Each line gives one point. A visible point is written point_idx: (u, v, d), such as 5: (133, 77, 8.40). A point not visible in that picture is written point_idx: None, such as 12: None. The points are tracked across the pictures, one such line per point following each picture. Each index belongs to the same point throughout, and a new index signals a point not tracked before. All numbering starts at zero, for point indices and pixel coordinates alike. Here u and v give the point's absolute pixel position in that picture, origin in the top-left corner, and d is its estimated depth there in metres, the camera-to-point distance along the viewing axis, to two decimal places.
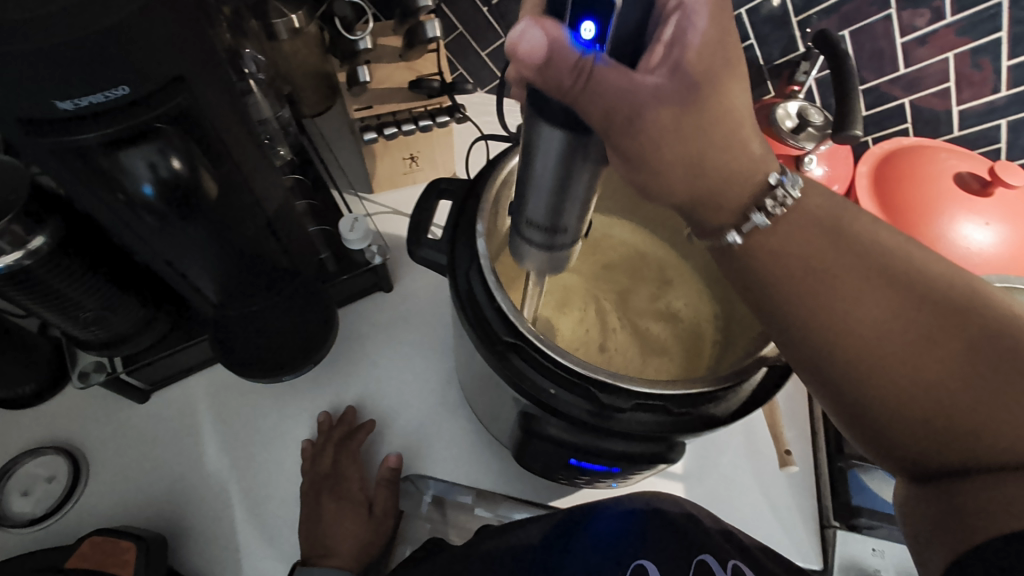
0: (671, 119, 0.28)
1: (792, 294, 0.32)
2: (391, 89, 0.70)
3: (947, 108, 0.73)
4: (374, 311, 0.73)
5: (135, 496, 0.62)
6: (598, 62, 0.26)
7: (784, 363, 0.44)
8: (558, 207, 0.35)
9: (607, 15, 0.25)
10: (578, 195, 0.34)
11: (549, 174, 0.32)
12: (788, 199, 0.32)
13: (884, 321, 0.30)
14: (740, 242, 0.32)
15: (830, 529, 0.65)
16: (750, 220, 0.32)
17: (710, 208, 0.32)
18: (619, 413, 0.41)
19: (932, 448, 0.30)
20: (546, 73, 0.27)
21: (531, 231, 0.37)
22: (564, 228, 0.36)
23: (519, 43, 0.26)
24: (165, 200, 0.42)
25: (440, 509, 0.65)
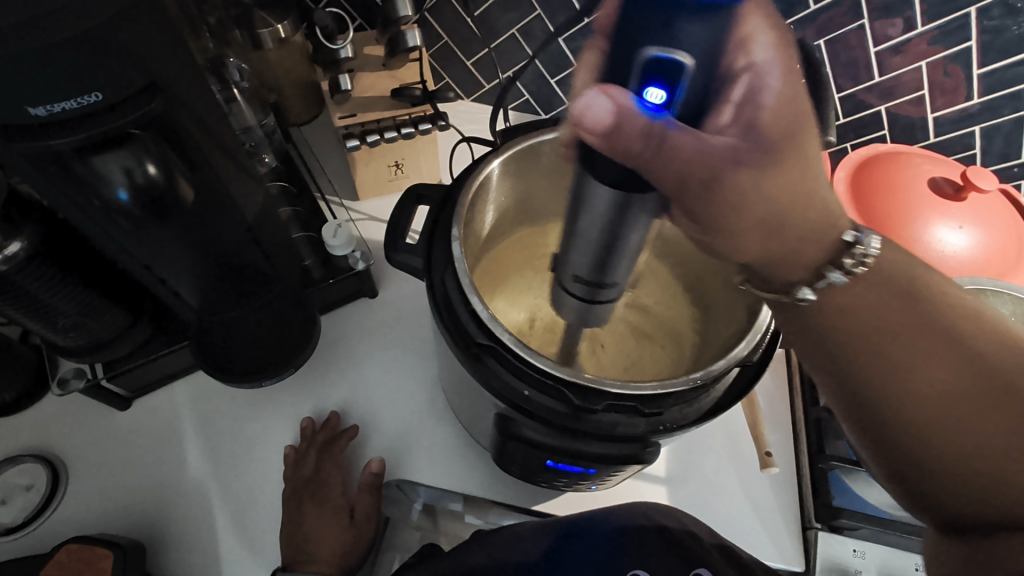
0: (748, 177, 0.34)
1: (858, 354, 0.36)
2: (375, 96, 0.71)
3: (922, 115, 0.75)
4: (358, 317, 0.74)
5: (114, 504, 0.62)
6: (668, 127, 0.29)
7: (756, 364, 0.44)
8: (606, 261, 0.37)
9: (675, 82, 0.26)
10: (633, 248, 0.36)
11: (597, 226, 0.34)
12: (867, 256, 0.36)
13: (942, 384, 0.34)
14: (813, 300, 0.36)
15: (811, 530, 0.65)
16: (827, 279, 0.36)
17: (782, 265, 0.37)
18: (592, 414, 0.41)
19: (967, 498, 0.34)
20: (613, 139, 0.29)
21: (575, 285, 0.40)
22: (610, 283, 0.39)
23: (585, 114, 0.28)
24: (140, 205, 0.44)
25: (432, 517, 0.68)
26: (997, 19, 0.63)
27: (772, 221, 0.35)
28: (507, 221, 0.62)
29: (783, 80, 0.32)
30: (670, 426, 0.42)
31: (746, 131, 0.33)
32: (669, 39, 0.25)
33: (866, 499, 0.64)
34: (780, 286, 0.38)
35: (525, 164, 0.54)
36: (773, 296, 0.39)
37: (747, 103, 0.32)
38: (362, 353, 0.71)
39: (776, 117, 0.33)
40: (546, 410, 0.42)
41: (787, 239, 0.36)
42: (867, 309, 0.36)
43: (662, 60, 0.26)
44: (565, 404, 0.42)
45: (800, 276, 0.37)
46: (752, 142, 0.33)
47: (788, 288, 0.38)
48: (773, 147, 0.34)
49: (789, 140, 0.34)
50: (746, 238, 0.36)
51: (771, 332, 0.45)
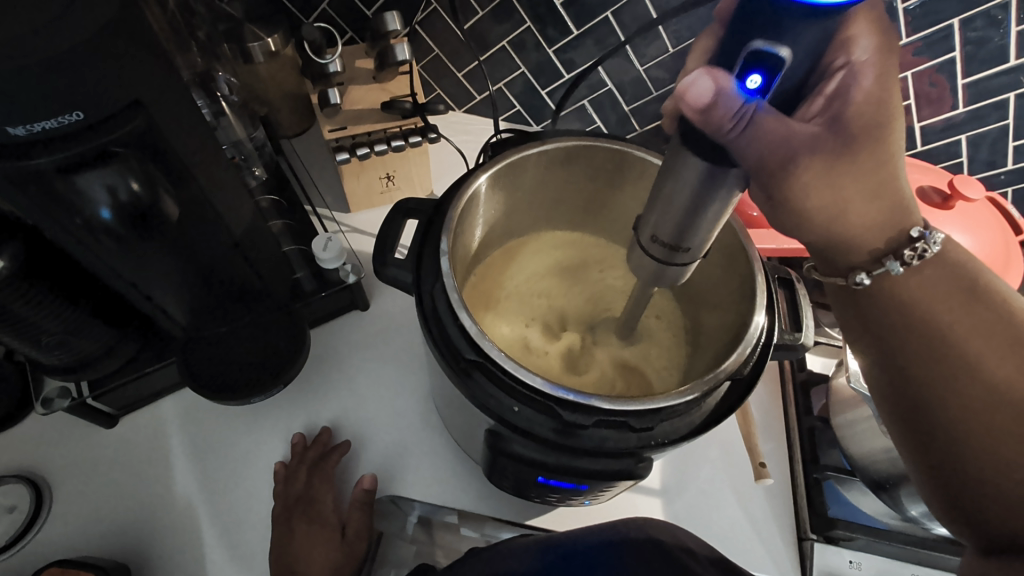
0: (822, 165, 0.35)
1: (914, 355, 0.36)
2: (364, 109, 0.71)
3: (909, 124, 0.75)
4: (349, 330, 0.73)
5: (99, 525, 0.60)
6: (759, 110, 0.31)
7: (746, 378, 0.44)
8: (687, 226, 0.36)
9: (774, 72, 0.28)
10: (709, 220, 0.35)
11: (685, 193, 0.34)
12: (927, 250, 0.36)
13: (996, 390, 0.34)
14: (867, 285, 0.37)
15: (807, 542, 0.64)
16: (884, 266, 0.36)
17: (842, 251, 0.37)
18: (582, 429, 0.41)
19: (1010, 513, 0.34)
20: (707, 118, 0.31)
21: (653, 246, 0.39)
22: (687, 247, 0.37)
23: (688, 91, 0.31)
24: (124, 222, 0.43)
25: (427, 530, 0.63)
26: (980, 30, 0.64)
27: (841, 210, 0.36)
28: (497, 231, 0.63)
29: (876, 78, 0.32)
30: (661, 440, 0.41)
31: (832, 122, 0.34)
32: (778, 34, 0.27)
33: (861, 509, 0.65)
34: (842, 269, 0.38)
35: (517, 175, 0.54)
36: (833, 278, 0.39)
37: (837, 97, 0.33)
38: (353, 366, 0.71)
39: (865, 111, 0.33)
40: (535, 427, 0.42)
41: (848, 228, 0.36)
42: (922, 314, 0.36)
43: (766, 53, 0.28)
44: (556, 420, 0.41)
45: (860, 261, 0.37)
46: (835, 132, 0.34)
47: (847, 271, 0.38)
48: (857, 140, 0.34)
49: (876, 133, 0.34)
50: (814, 222, 0.37)
51: (760, 344, 0.45)
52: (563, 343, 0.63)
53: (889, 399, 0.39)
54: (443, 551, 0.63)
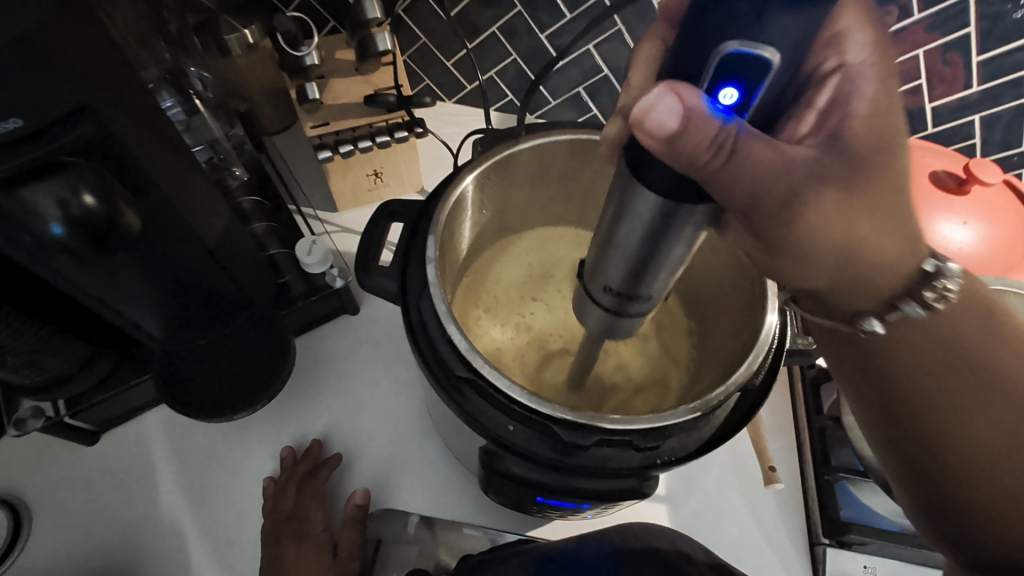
0: (833, 198, 0.31)
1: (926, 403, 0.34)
2: (347, 104, 0.67)
3: (920, 105, 0.72)
4: (337, 337, 0.70)
5: (84, 546, 0.58)
6: (739, 131, 0.27)
7: (757, 388, 0.41)
8: (641, 274, 0.34)
9: (754, 82, 0.25)
10: (671, 259, 0.33)
11: (637, 235, 0.31)
12: (948, 289, 0.33)
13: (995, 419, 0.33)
14: (880, 332, 0.34)
15: (819, 547, 0.63)
16: (898, 311, 0.33)
17: (850, 292, 0.34)
18: (584, 450, 0.38)
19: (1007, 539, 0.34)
20: (678, 145, 0.27)
21: (604, 296, 0.36)
22: (644, 295, 0.35)
23: (650, 114, 0.26)
24: (79, 238, 0.38)
25: (429, 527, 0.60)
26: (997, 4, 0.60)
27: (856, 246, 0.32)
28: (487, 233, 0.59)
29: (877, 85, 0.31)
30: (667, 458, 0.39)
31: (831, 141, 0.30)
32: (755, 33, 0.23)
33: (875, 511, 0.62)
34: (842, 314, 0.35)
35: (506, 176, 0.51)
36: (836, 326, 0.36)
37: (833, 110, 0.30)
38: (343, 373, 0.68)
39: (869, 128, 0.31)
40: (532, 449, 0.39)
41: (864, 268, 0.33)
42: (926, 347, 0.34)
43: (741, 56, 0.24)
44: (554, 440, 0.39)
45: (868, 306, 0.34)
46: (840, 155, 0.30)
47: (850, 318, 0.35)
48: (868, 161, 0.31)
49: (885, 154, 0.31)
50: (820, 264, 0.33)
51: (774, 349, 0.42)
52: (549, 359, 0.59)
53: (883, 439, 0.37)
54: (445, 548, 0.59)
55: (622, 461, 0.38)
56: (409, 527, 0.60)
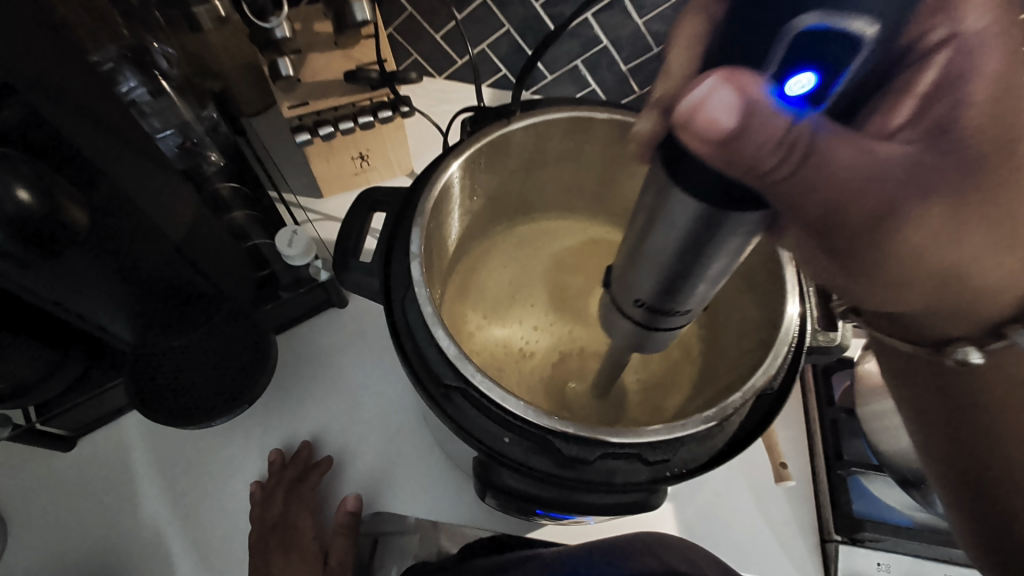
0: (941, 215, 0.28)
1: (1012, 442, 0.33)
2: (327, 81, 0.62)
3: None
4: (326, 331, 0.66)
5: (65, 557, 0.56)
6: (814, 128, 0.24)
7: (775, 391, 0.38)
8: (674, 285, 0.30)
9: (837, 68, 0.21)
10: (711, 274, 0.29)
11: (671, 247, 0.28)
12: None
13: None
14: (979, 361, 0.32)
15: (831, 544, 0.61)
16: (1004, 340, 0.31)
17: (952, 318, 0.32)
18: (588, 465, 0.35)
19: None
20: (735, 149, 0.23)
21: (634, 309, 0.33)
22: (682, 310, 0.32)
23: (702, 111, 0.22)
24: (18, 241, 0.32)
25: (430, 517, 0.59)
26: None
27: (954, 267, 0.30)
28: (481, 221, 0.55)
29: (997, 69, 0.27)
30: (677, 471, 0.36)
31: (932, 136, 0.27)
32: (841, 5, 0.19)
33: (888, 505, 0.61)
34: (932, 340, 0.33)
35: (500, 158, 0.47)
36: (920, 350, 0.34)
37: (934, 99, 0.26)
38: (334, 370, 0.65)
39: (988, 123, 0.27)
40: (528, 464, 0.36)
41: (964, 291, 0.31)
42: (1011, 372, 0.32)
43: (818, 35, 0.20)
44: (555, 454, 0.35)
45: (966, 332, 0.32)
46: (943, 154, 0.27)
47: (940, 343, 0.33)
48: (980, 162, 0.27)
49: (998, 154, 0.27)
50: (915, 287, 0.31)
51: (793, 347, 0.39)
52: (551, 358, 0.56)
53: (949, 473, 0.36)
54: (448, 533, 0.58)
55: (629, 476, 0.35)
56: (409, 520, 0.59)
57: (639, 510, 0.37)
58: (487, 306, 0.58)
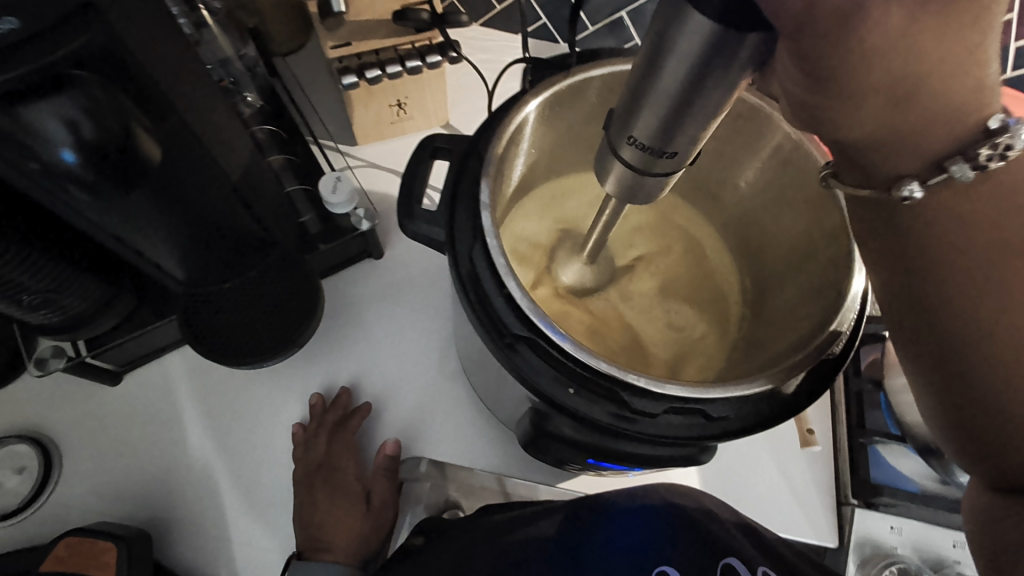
0: (903, 13, 0.23)
1: (963, 311, 0.28)
2: (372, 22, 0.58)
3: (1005, 42, 0.65)
4: (364, 280, 0.67)
5: (117, 485, 0.58)
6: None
7: (837, 357, 0.38)
8: (675, 122, 0.27)
9: None
10: (704, 105, 0.27)
11: (678, 73, 0.26)
12: (1010, 149, 0.26)
13: None
14: (920, 198, 0.27)
15: (847, 507, 0.64)
16: (947, 172, 0.26)
17: (894, 152, 0.27)
18: (650, 417, 0.36)
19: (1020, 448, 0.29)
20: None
21: (627, 149, 0.30)
22: (671, 151, 0.29)
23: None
24: (92, 165, 0.34)
25: (438, 466, 0.61)
26: None
27: (911, 81, 0.24)
28: (537, 173, 0.55)
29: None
30: (736, 429, 0.36)
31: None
32: None
33: (901, 472, 0.63)
34: (880, 179, 0.28)
35: (567, 108, 0.46)
36: (867, 192, 0.29)
37: None
38: (372, 318, 0.65)
39: None
40: (588, 414, 0.37)
41: (911, 117, 0.26)
42: (961, 224, 0.28)
43: None
44: (617, 406, 0.36)
45: (912, 166, 0.27)
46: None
47: (889, 182, 0.28)
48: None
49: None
50: (867, 105, 0.25)
51: (855, 318, 0.39)
52: (600, 319, 0.56)
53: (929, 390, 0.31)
54: (455, 485, 0.60)
55: (689, 430, 0.36)
56: (421, 467, 0.60)
57: (689, 463, 0.39)
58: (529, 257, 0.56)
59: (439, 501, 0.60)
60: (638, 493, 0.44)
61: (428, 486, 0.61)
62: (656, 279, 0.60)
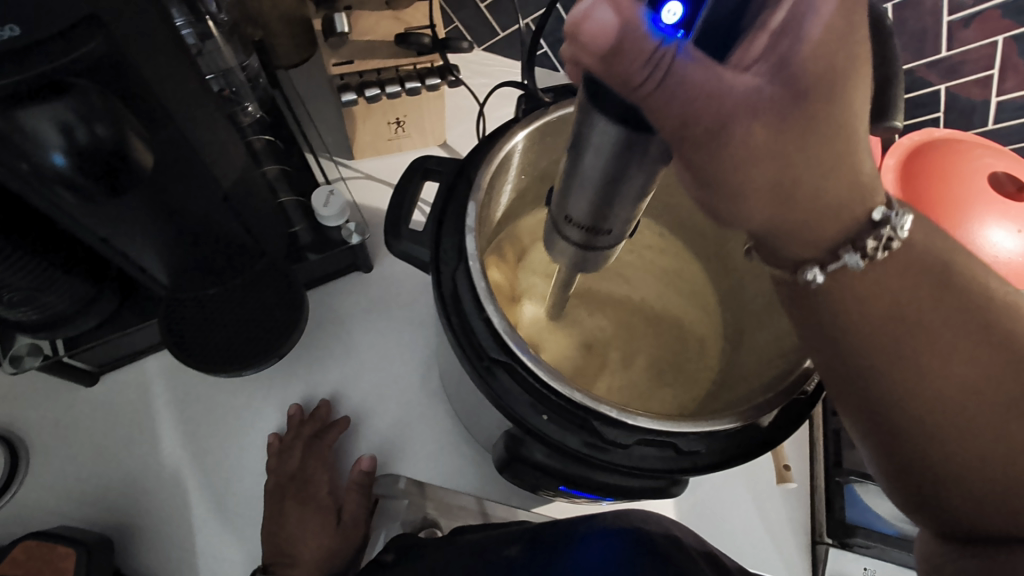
0: (765, 132, 0.27)
1: (894, 374, 0.32)
2: (376, 42, 0.60)
3: (985, 97, 0.67)
4: (351, 293, 0.67)
5: (83, 489, 0.57)
6: (678, 53, 0.25)
7: (806, 399, 0.39)
8: (604, 206, 0.32)
9: None
10: (629, 195, 0.31)
11: (600, 167, 0.30)
12: (892, 239, 0.30)
13: (967, 378, 0.31)
14: (822, 282, 0.31)
15: (821, 546, 0.63)
16: (840, 260, 0.30)
17: (795, 242, 0.30)
18: (621, 448, 0.36)
19: (981, 501, 0.32)
20: (613, 64, 0.25)
21: (570, 229, 0.35)
22: (607, 230, 0.34)
23: (585, 23, 0.24)
24: (83, 172, 0.33)
25: (418, 484, 0.60)
26: None
27: (786, 184, 0.28)
28: (526, 199, 0.56)
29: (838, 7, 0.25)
30: (707, 464, 0.37)
31: (780, 69, 0.25)
32: None
33: (878, 514, 0.63)
34: (788, 262, 0.32)
35: (555, 137, 0.47)
36: (779, 272, 0.33)
37: (785, 33, 0.25)
38: (355, 332, 0.65)
39: (819, 58, 0.25)
40: (561, 442, 0.37)
41: (800, 210, 0.29)
42: (901, 304, 0.32)
43: None
44: (589, 435, 0.37)
45: (812, 254, 0.31)
46: (786, 87, 0.26)
47: (795, 266, 0.32)
48: (809, 93, 0.26)
49: (830, 87, 0.26)
50: (753, 205, 0.29)
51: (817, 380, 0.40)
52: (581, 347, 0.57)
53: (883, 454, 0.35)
54: (433, 503, 0.59)
55: (661, 464, 0.37)
56: (400, 483, 0.60)
57: (659, 496, 0.39)
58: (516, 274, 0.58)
59: (415, 519, 0.58)
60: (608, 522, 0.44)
61: (407, 504, 0.60)
62: (639, 309, 0.61)
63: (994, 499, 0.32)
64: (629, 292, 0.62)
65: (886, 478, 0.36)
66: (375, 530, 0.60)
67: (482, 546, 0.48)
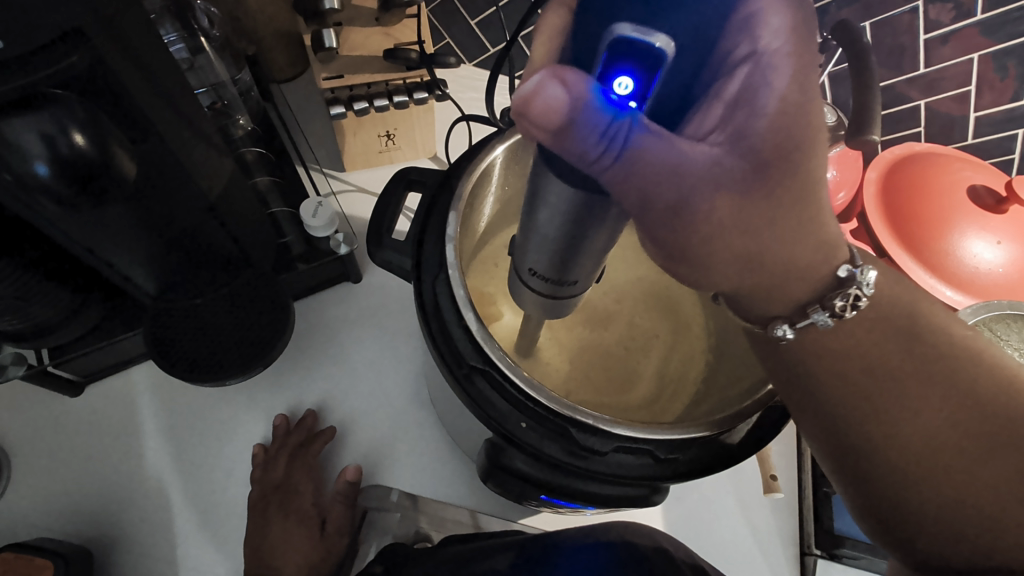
0: (728, 204, 0.30)
1: (872, 421, 0.35)
2: (366, 57, 0.61)
3: (964, 112, 0.69)
4: (340, 303, 0.67)
5: (64, 501, 0.57)
6: (633, 126, 0.26)
7: (778, 412, 0.40)
8: (567, 260, 0.33)
9: None
10: (594, 250, 0.33)
11: (554, 224, 0.31)
12: (857, 299, 0.34)
13: (937, 435, 0.34)
14: (791, 337, 0.35)
15: (810, 557, 0.63)
16: (808, 318, 0.34)
17: (767, 299, 0.34)
18: (600, 455, 0.37)
19: (971, 552, 0.34)
20: (566, 138, 0.27)
21: (534, 279, 0.36)
22: (572, 280, 0.35)
23: (534, 99, 0.26)
24: (66, 180, 0.34)
25: (411, 496, 0.60)
26: None
27: (754, 255, 0.31)
28: (511, 211, 0.56)
29: (791, 79, 0.27)
30: (685, 470, 0.37)
31: (736, 140, 0.28)
32: None
33: None
34: (760, 318, 0.36)
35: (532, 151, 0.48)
36: (753, 327, 0.36)
37: (740, 104, 0.27)
38: (345, 341, 0.66)
39: (777, 129, 0.28)
40: (542, 451, 0.37)
41: (770, 273, 0.32)
42: (879, 362, 0.35)
43: None
44: (569, 442, 0.37)
45: (781, 310, 0.35)
46: (742, 154, 0.29)
47: (766, 321, 0.36)
48: (769, 164, 0.29)
49: (789, 158, 0.29)
50: (724, 274, 0.33)
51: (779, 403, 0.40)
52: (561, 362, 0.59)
53: (865, 502, 0.37)
54: (426, 517, 0.59)
55: (639, 470, 0.37)
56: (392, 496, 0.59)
57: (641, 504, 0.38)
58: (495, 286, 0.58)
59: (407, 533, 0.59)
60: (594, 532, 0.44)
61: (398, 517, 0.59)
62: (618, 324, 0.63)
63: (986, 550, 0.34)
64: (614, 301, 0.64)
65: (859, 505, 0.38)
66: (364, 543, 0.60)
67: (464, 558, 0.48)
